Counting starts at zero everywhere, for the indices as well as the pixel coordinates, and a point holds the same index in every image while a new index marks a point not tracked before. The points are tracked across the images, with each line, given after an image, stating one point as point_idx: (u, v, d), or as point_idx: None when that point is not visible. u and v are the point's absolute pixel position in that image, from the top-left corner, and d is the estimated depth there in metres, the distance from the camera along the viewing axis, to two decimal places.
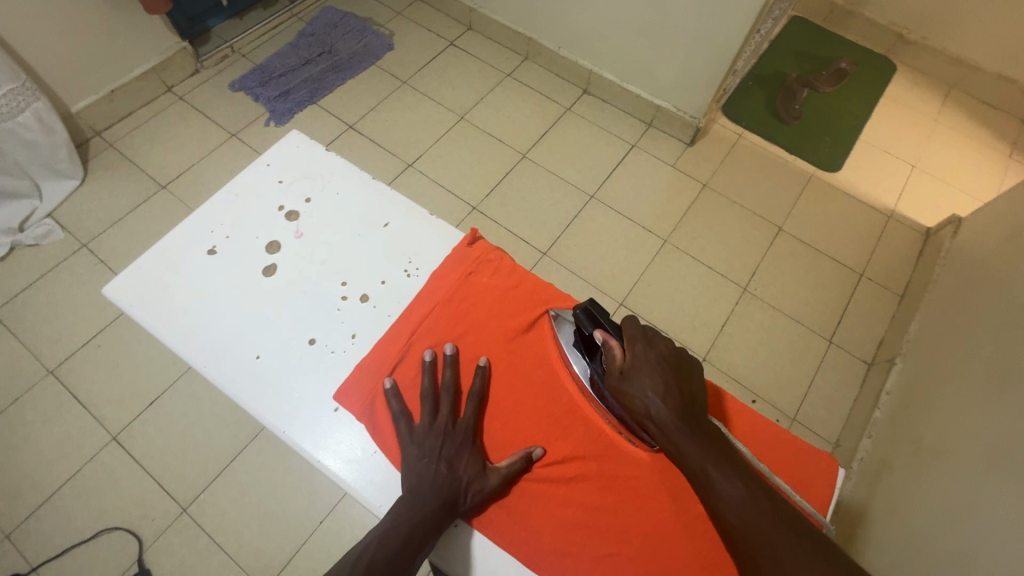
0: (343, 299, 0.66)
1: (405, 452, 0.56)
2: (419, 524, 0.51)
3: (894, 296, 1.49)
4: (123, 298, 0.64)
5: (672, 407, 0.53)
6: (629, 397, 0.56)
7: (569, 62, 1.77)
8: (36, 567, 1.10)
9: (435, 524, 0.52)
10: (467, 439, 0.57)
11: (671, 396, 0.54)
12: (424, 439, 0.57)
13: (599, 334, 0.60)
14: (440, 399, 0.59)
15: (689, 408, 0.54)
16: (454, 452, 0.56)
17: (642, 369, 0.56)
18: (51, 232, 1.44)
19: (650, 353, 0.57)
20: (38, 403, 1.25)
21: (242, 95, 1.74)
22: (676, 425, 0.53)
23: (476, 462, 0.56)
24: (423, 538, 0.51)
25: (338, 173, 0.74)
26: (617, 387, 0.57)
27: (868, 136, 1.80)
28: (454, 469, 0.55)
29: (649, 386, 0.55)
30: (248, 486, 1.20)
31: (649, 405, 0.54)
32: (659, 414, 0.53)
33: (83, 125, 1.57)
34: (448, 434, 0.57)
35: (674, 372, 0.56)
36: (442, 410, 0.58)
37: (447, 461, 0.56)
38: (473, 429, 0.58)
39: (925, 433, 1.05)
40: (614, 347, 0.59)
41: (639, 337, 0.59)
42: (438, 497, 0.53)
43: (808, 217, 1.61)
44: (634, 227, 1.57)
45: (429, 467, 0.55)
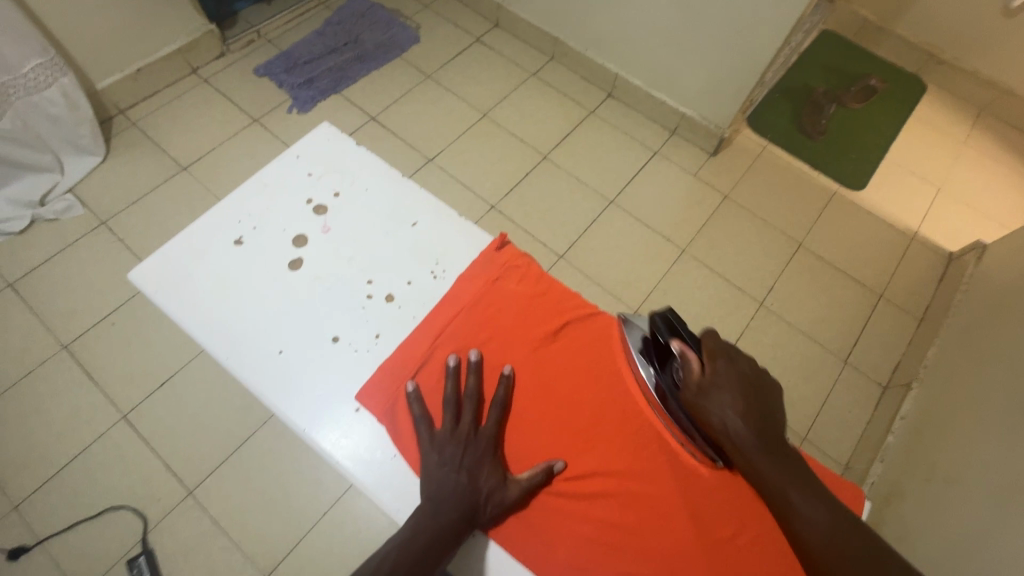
0: (368, 298, 0.65)
1: (426, 458, 0.56)
2: (438, 532, 0.52)
3: (912, 319, 1.47)
4: (147, 282, 0.64)
5: (751, 428, 0.55)
6: (706, 412, 0.56)
7: (595, 64, 1.75)
8: (41, 540, 1.11)
9: (455, 533, 0.52)
10: (488, 448, 0.57)
11: (750, 415, 0.56)
12: (447, 446, 0.56)
13: (677, 344, 0.60)
14: (463, 405, 0.59)
15: (767, 426, 0.56)
16: (475, 461, 0.56)
17: (724, 384, 0.57)
18: (71, 207, 1.44)
19: (730, 370, 0.58)
20: (50, 376, 1.26)
21: (266, 80, 1.73)
22: (754, 444, 0.55)
23: (497, 472, 0.56)
24: (444, 546, 0.51)
25: (368, 169, 0.74)
26: (695, 400, 0.57)
27: (894, 156, 1.77)
28: (474, 478, 0.55)
29: (730, 403, 0.56)
30: (254, 473, 1.20)
31: (727, 423, 0.55)
32: (739, 433, 0.55)
33: (108, 102, 1.57)
34: (470, 441, 0.57)
35: (752, 391, 0.57)
36: (464, 416, 0.58)
37: (468, 469, 0.55)
38: (494, 439, 0.58)
39: (939, 460, 1.03)
40: (692, 358, 0.59)
41: (719, 353, 0.59)
42: (459, 507, 0.53)
43: (829, 234, 1.59)
44: (652, 235, 1.55)
45: (451, 475, 0.55)
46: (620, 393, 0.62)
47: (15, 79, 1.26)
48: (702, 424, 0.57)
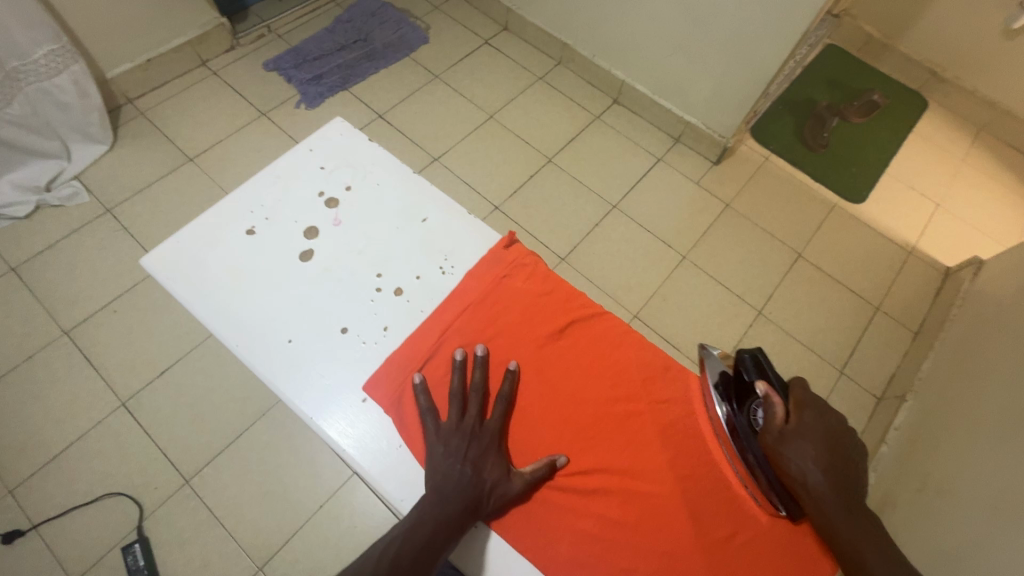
0: (377, 291, 0.66)
1: (431, 449, 0.57)
2: (443, 523, 0.52)
3: (908, 332, 1.49)
4: (160, 269, 0.65)
5: (831, 481, 0.54)
6: (785, 458, 0.56)
7: (601, 70, 1.77)
8: (36, 524, 1.11)
9: (458, 525, 0.53)
10: (493, 443, 0.58)
11: (832, 469, 0.55)
12: (453, 438, 0.57)
13: (761, 386, 0.60)
14: (468, 399, 0.60)
15: (846, 480, 0.55)
16: (479, 454, 0.57)
17: (808, 434, 0.56)
18: (77, 194, 1.45)
19: (815, 421, 0.57)
20: (50, 362, 1.26)
21: (275, 75, 1.74)
22: (833, 499, 0.54)
23: (501, 465, 0.57)
24: (446, 537, 0.52)
25: (379, 165, 0.75)
26: (774, 444, 0.57)
27: (894, 171, 1.79)
28: (478, 470, 0.56)
29: (812, 453, 0.55)
30: (251, 464, 1.21)
31: (808, 475, 0.55)
32: (818, 485, 0.54)
33: (117, 92, 1.58)
34: (475, 435, 0.58)
35: (838, 447, 0.56)
36: (470, 410, 0.59)
37: (473, 462, 0.56)
38: (499, 434, 0.59)
39: (932, 471, 1.04)
40: (776, 402, 0.59)
41: (807, 403, 0.58)
42: (462, 499, 0.54)
43: (828, 246, 1.61)
44: (653, 241, 1.57)
45: (458, 468, 0.55)
46: (625, 393, 0.63)
47: (26, 65, 1.27)
48: (778, 469, 0.57)
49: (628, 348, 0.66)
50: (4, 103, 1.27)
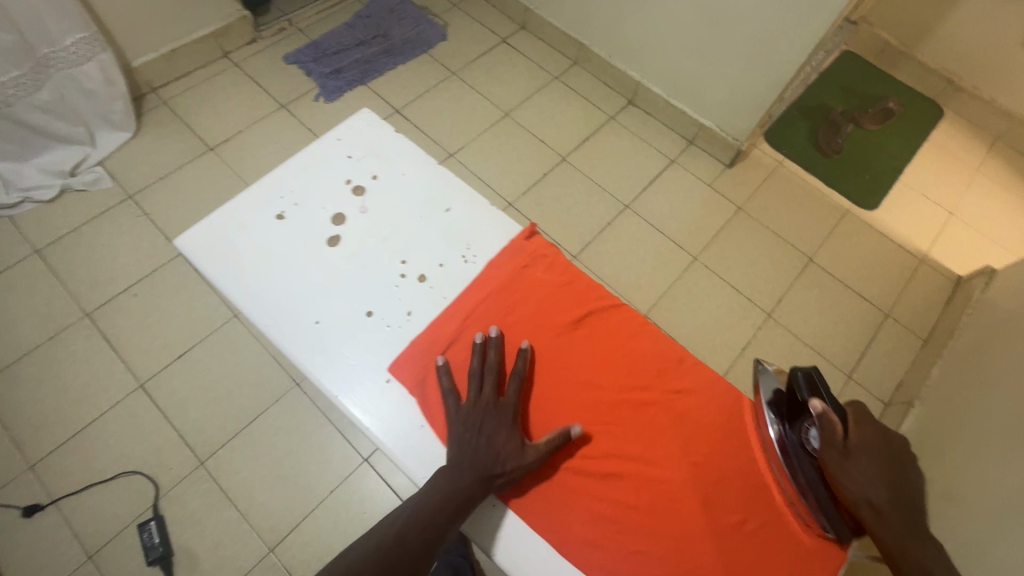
0: (401, 277, 0.68)
1: (452, 426, 0.59)
2: (452, 495, 0.54)
3: (917, 340, 1.49)
4: (194, 250, 0.68)
5: (892, 500, 0.54)
6: (844, 478, 0.55)
7: (617, 71, 1.78)
8: (54, 499, 1.14)
9: (469, 498, 0.55)
10: (509, 419, 0.59)
11: (895, 491, 0.54)
12: (472, 416, 0.59)
13: (818, 402, 0.59)
14: (484, 377, 0.62)
15: (910, 501, 0.54)
16: (495, 430, 0.58)
17: (870, 455, 0.56)
18: (100, 179, 1.48)
19: (877, 442, 0.57)
20: (71, 342, 1.29)
21: (295, 68, 1.77)
22: (898, 521, 0.53)
23: (515, 440, 0.58)
24: (455, 510, 0.54)
25: (404, 155, 0.77)
26: (837, 463, 0.56)
27: (908, 179, 1.79)
28: (492, 443, 0.57)
29: (875, 474, 0.55)
30: (264, 448, 1.23)
31: (873, 496, 0.54)
32: (887, 508, 0.53)
33: (141, 81, 1.61)
34: (492, 411, 0.60)
35: (899, 469, 0.56)
36: (485, 387, 0.61)
37: (487, 436, 0.58)
38: (515, 411, 0.60)
39: (937, 476, 1.05)
40: (834, 419, 0.57)
41: (866, 423, 0.58)
42: (475, 472, 0.56)
43: (839, 251, 1.62)
44: (665, 242, 1.58)
45: (475, 444, 0.57)
46: (639, 383, 0.65)
47: (56, 52, 1.30)
48: (840, 488, 0.56)
49: (644, 340, 0.67)
50: (34, 89, 1.30)
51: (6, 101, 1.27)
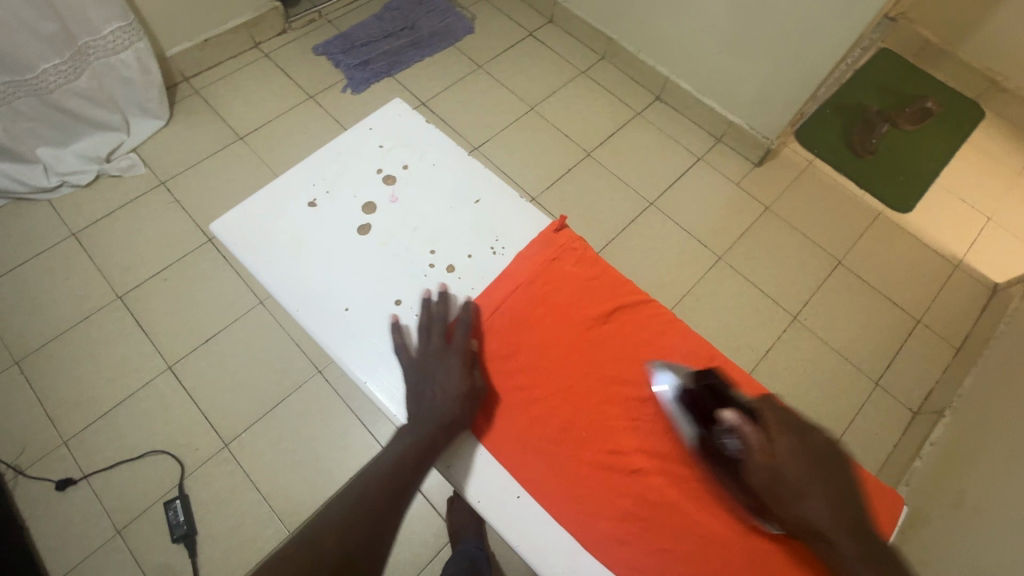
0: (430, 267, 0.70)
1: (406, 378, 0.62)
2: (416, 443, 0.58)
3: (950, 347, 1.45)
4: (228, 235, 0.70)
5: (834, 514, 0.51)
6: (783, 498, 0.53)
7: (646, 66, 1.76)
8: (86, 475, 1.18)
9: (429, 443, 0.58)
10: (458, 362, 0.62)
11: (833, 503, 0.52)
12: (422, 363, 0.63)
13: (730, 415, 0.56)
14: (432, 326, 0.65)
15: (850, 508, 0.52)
16: (445, 374, 0.62)
17: (795, 468, 0.53)
18: (134, 165, 1.52)
19: (800, 449, 0.54)
20: (104, 323, 1.33)
21: (323, 59, 1.78)
22: (840, 537, 0.51)
23: (464, 381, 0.62)
24: (419, 457, 0.58)
25: (436, 146, 0.78)
26: (768, 486, 0.53)
27: (944, 182, 1.74)
28: (444, 387, 0.61)
29: (809, 492, 0.52)
30: (286, 433, 1.25)
31: (810, 510, 0.52)
32: (828, 527, 0.51)
33: (175, 70, 1.64)
34: (441, 357, 0.63)
35: (834, 475, 0.53)
36: (434, 338, 0.64)
37: (441, 384, 0.61)
38: (464, 354, 0.63)
39: (968, 488, 1.02)
40: (749, 433, 0.55)
41: (786, 428, 0.55)
42: (432, 419, 0.59)
43: (870, 255, 1.57)
44: (689, 240, 1.56)
45: (426, 393, 0.61)
46: (667, 380, 0.65)
47: (95, 40, 1.33)
48: (775, 513, 0.54)
49: (673, 336, 0.67)
50: (74, 76, 1.33)
51: (48, 87, 1.31)
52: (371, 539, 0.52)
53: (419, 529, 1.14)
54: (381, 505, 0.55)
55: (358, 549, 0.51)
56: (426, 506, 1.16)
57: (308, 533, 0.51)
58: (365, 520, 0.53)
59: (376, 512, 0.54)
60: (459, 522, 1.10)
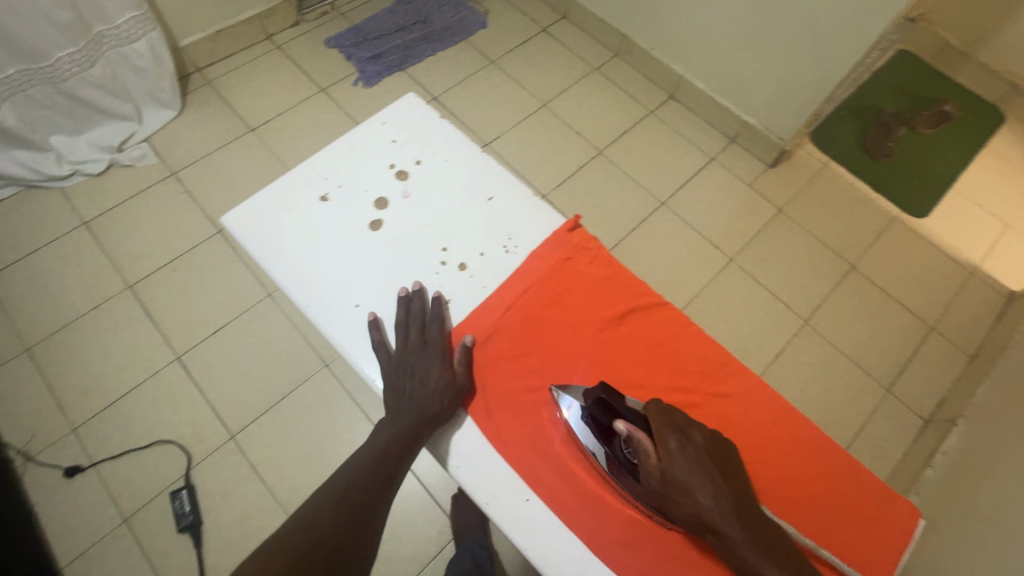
0: (442, 265, 0.71)
1: (387, 374, 0.63)
2: (397, 437, 0.59)
3: (963, 355, 1.43)
4: (240, 227, 0.71)
5: (722, 504, 0.53)
6: (677, 498, 0.54)
7: (660, 65, 1.74)
8: (94, 463, 1.19)
9: (411, 436, 0.59)
10: (438, 356, 0.63)
11: (720, 492, 0.54)
12: (401, 360, 0.64)
13: (622, 425, 0.55)
14: (411, 323, 0.65)
15: (734, 495, 0.54)
16: (424, 369, 0.62)
17: (680, 467, 0.54)
18: (145, 155, 1.52)
19: (685, 447, 0.55)
20: (114, 312, 1.34)
21: (335, 52, 1.78)
22: (731, 526, 0.52)
23: (444, 375, 0.62)
24: (401, 449, 0.59)
25: (449, 142, 0.78)
26: (661, 488, 0.54)
27: (962, 187, 1.71)
28: (424, 382, 0.62)
29: (698, 487, 0.53)
30: (292, 426, 1.25)
31: (698, 504, 0.53)
32: (717, 519, 0.52)
33: (187, 60, 1.64)
34: (420, 353, 0.64)
35: (717, 466, 0.55)
36: (412, 334, 0.65)
37: (420, 378, 0.62)
38: (442, 349, 0.64)
39: (980, 498, 1.00)
40: (642, 440, 0.55)
41: (670, 429, 0.56)
42: (413, 412, 0.60)
43: (883, 260, 1.55)
44: (700, 241, 1.54)
45: (405, 388, 0.62)
46: (683, 385, 0.64)
47: (109, 29, 1.32)
48: (671, 514, 0.55)
49: (687, 339, 0.67)
50: (88, 65, 1.33)
51: (62, 75, 1.31)
52: (359, 522, 0.53)
53: (423, 525, 1.13)
54: (369, 490, 0.56)
55: (347, 531, 0.52)
56: (430, 502, 1.15)
57: (302, 515, 0.52)
58: (353, 503, 0.54)
59: (364, 496, 0.55)
60: (463, 519, 1.10)
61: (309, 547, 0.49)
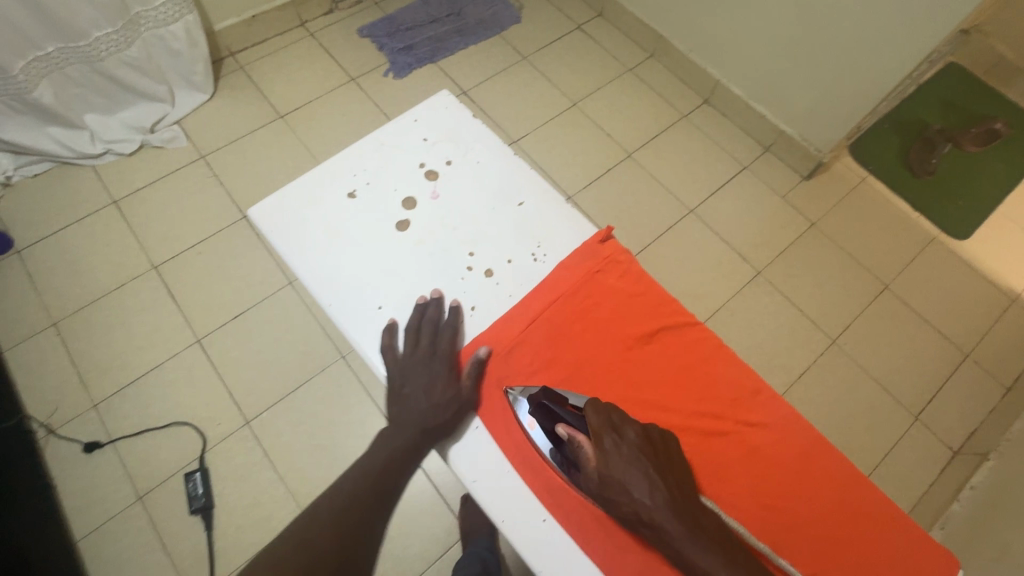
0: (468, 269, 0.70)
1: (392, 381, 0.63)
2: (400, 448, 0.60)
3: (998, 386, 1.37)
4: (267, 221, 0.71)
5: (662, 497, 0.53)
6: (617, 495, 0.54)
7: (696, 67, 1.69)
8: (112, 440, 1.20)
9: (412, 448, 0.60)
10: (444, 370, 0.63)
11: (657, 486, 0.54)
12: (407, 367, 0.63)
13: (563, 429, 0.57)
14: (423, 330, 0.65)
15: (674, 490, 0.54)
16: (429, 382, 0.62)
17: (615, 466, 0.54)
18: (176, 138, 1.53)
19: (620, 446, 0.55)
20: (138, 292, 1.35)
21: (367, 42, 1.76)
22: (670, 518, 0.52)
23: (449, 390, 0.62)
24: (404, 460, 0.60)
25: (481, 143, 0.78)
26: (599, 487, 0.55)
27: (1007, 210, 1.63)
28: (428, 396, 0.61)
29: (634, 482, 0.54)
30: (306, 415, 1.26)
31: (635, 501, 0.53)
32: (655, 513, 0.53)
33: (221, 44, 1.64)
34: (427, 363, 0.63)
35: (655, 461, 0.55)
36: (422, 342, 0.64)
37: (425, 391, 0.62)
38: (450, 361, 0.64)
39: (1012, 538, 0.95)
40: (582, 443, 0.56)
41: (606, 428, 0.56)
42: (417, 424, 0.60)
43: (920, 281, 1.49)
44: (727, 252, 1.50)
45: (410, 397, 0.62)
46: (711, 410, 0.62)
47: (147, 11, 1.32)
48: (614, 510, 0.55)
49: (716, 363, 0.65)
50: (124, 45, 1.34)
51: (98, 55, 1.32)
52: (363, 531, 0.54)
53: (430, 524, 1.13)
54: (372, 500, 0.57)
55: (352, 538, 0.53)
56: (438, 501, 1.15)
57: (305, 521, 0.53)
58: (358, 511, 0.55)
59: (368, 504, 0.56)
60: (471, 521, 1.09)
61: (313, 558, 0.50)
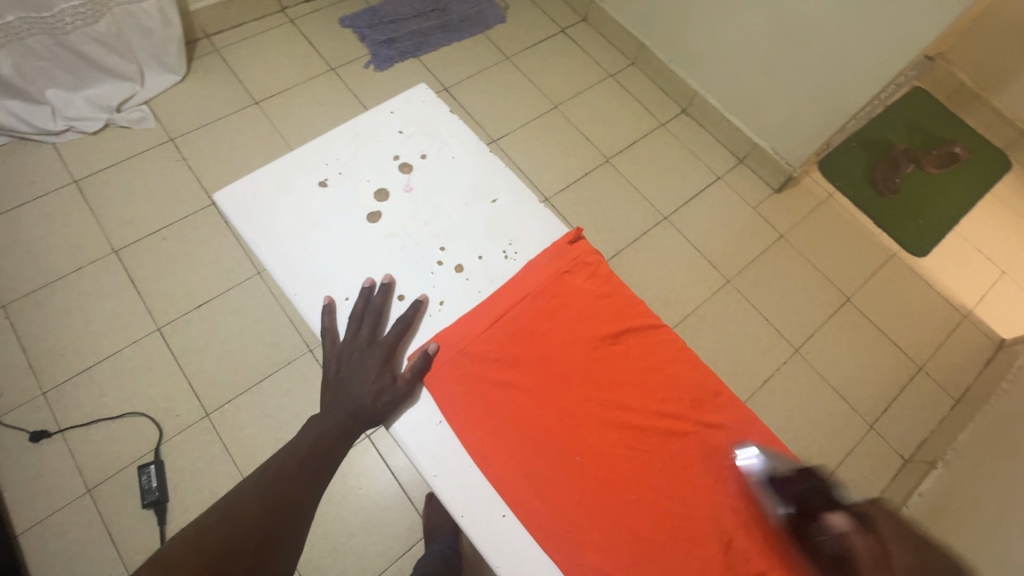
0: (438, 264, 0.70)
1: (329, 365, 0.63)
2: (330, 432, 0.60)
3: (949, 398, 1.43)
4: (232, 204, 0.69)
5: None
6: None
7: (676, 78, 1.72)
8: (62, 429, 1.15)
9: (343, 432, 0.60)
10: (380, 359, 0.62)
11: None
12: (346, 355, 0.63)
13: (840, 519, 0.55)
14: (365, 319, 0.65)
15: None
16: (364, 369, 0.62)
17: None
18: (144, 119, 1.48)
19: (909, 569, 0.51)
20: (97, 276, 1.30)
21: (350, 32, 1.74)
22: None
23: (385, 379, 0.62)
24: (332, 444, 0.59)
25: (455, 138, 0.78)
26: None
27: (962, 230, 1.71)
28: (363, 384, 0.61)
29: None
30: (270, 409, 1.23)
31: None
32: None
33: (196, 25, 1.60)
34: (367, 351, 0.63)
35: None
36: (363, 330, 0.64)
37: (360, 378, 0.62)
38: (388, 350, 0.63)
39: (955, 543, 0.99)
40: (856, 540, 0.53)
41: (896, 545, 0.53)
42: (348, 409, 0.60)
43: (880, 295, 1.55)
44: (699, 259, 1.53)
45: (346, 383, 0.62)
46: (674, 412, 0.63)
47: None
48: None
49: (682, 366, 0.66)
50: (92, 20, 1.29)
51: (64, 27, 1.26)
52: (286, 526, 0.52)
53: (394, 522, 1.11)
54: (298, 481, 0.55)
55: (274, 532, 0.50)
56: (402, 499, 1.13)
57: (222, 507, 0.50)
58: (285, 502, 0.53)
59: (296, 495, 0.54)
60: (434, 520, 1.08)
61: (221, 556, 0.46)
